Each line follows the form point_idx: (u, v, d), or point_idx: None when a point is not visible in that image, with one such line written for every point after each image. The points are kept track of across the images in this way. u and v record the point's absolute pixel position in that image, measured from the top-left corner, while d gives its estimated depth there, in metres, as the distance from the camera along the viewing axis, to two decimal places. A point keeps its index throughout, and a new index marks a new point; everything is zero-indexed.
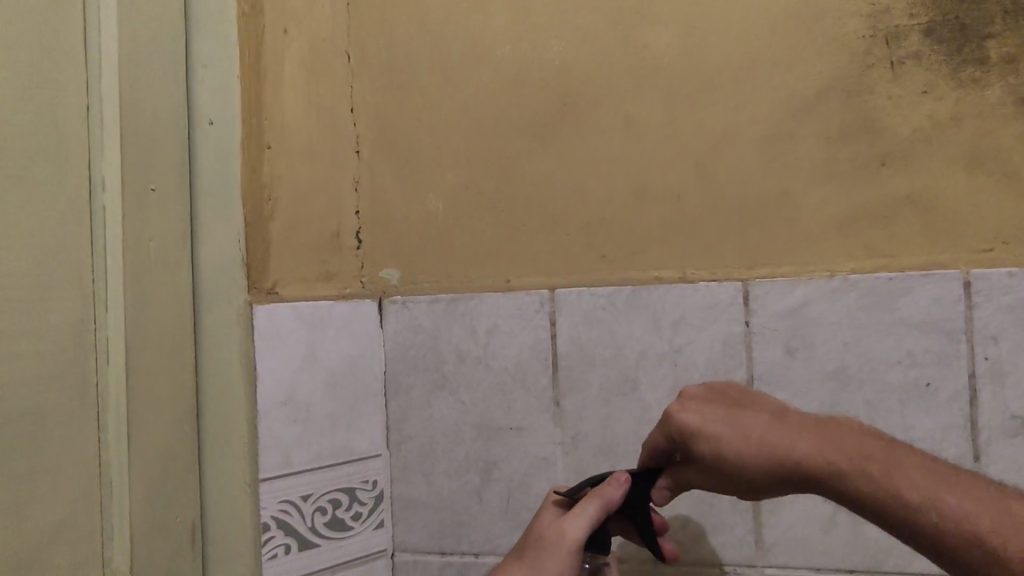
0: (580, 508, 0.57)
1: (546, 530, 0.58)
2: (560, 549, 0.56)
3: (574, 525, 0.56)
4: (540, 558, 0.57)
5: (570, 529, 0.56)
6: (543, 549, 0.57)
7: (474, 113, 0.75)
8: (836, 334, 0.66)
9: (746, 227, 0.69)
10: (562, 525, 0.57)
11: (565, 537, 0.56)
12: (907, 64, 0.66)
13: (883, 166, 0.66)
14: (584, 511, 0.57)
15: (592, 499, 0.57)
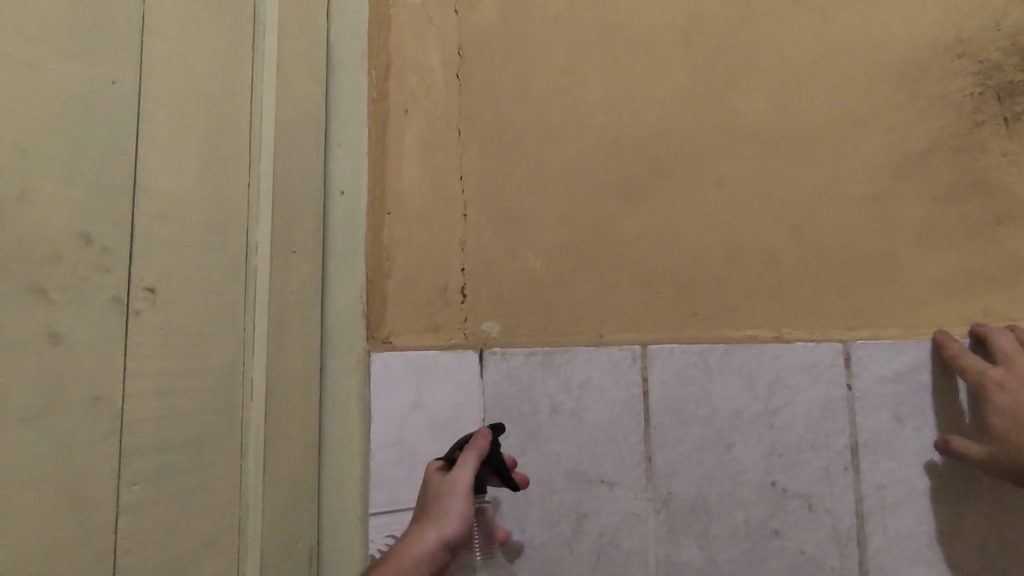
0: (463, 460, 0.69)
1: (440, 484, 0.69)
2: (458, 494, 0.67)
3: (462, 476, 0.68)
4: (443, 508, 0.67)
5: (460, 480, 0.68)
6: (444, 500, 0.67)
7: (572, 177, 0.80)
8: (950, 401, 0.63)
9: (849, 286, 0.68)
10: (452, 478, 0.68)
11: (457, 485, 0.68)
12: (1023, 119, 0.65)
13: (1000, 226, 0.64)
14: (466, 460, 0.68)
15: (469, 451, 0.69)
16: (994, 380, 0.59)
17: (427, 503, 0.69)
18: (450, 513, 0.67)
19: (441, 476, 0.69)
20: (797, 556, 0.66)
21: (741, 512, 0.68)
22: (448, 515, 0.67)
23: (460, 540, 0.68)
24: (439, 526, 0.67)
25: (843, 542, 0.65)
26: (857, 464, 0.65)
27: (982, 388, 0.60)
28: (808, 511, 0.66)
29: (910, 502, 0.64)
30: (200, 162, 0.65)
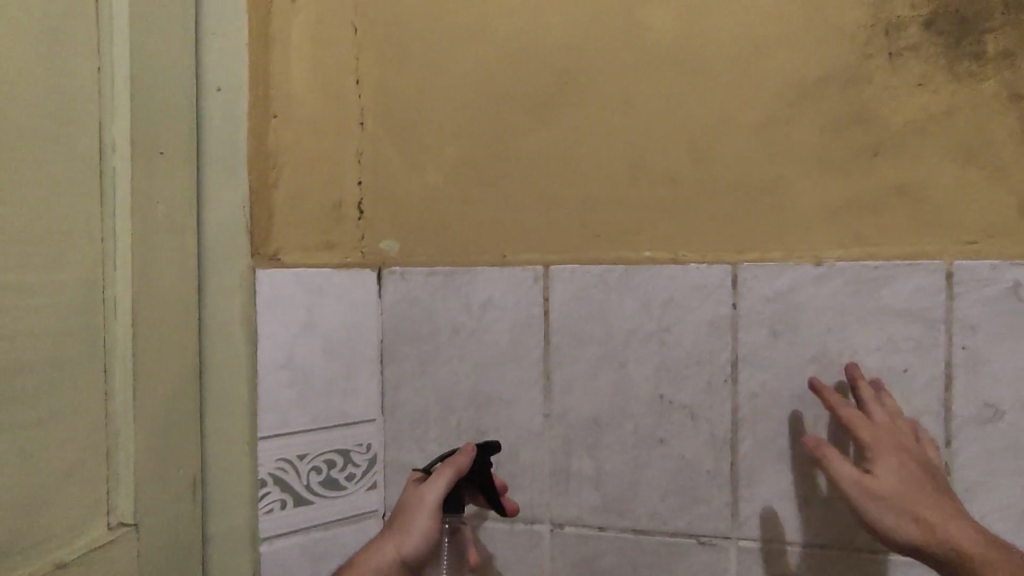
0: (437, 476, 0.66)
1: (411, 496, 0.67)
2: (424, 511, 0.66)
3: (431, 491, 0.66)
4: (408, 521, 0.66)
5: (428, 496, 0.66)
6: (408, 515, 0.66)
7: (477, 90, 0.76)
8: (822, 320, 0.67)
9: (740, 211, 0.70)
10: (423, 491, 0.66)
11: (423, 503, 0.66)
12: (906, 55, 0.67)
13: (876, 157, 0.67)
14: (439, 478, 0.66)
15: (445, 468, 0.66)
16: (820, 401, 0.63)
17: (398, 510, 0.68)
18: (413, 530, 0.66)
19: (412, 491, 0.68)
20: (677, 461, 0.71)
21: (630, 424, 0.72)
22: (412, 531, 0.66)
23: (419, 566, 0.67)
24: (402, 539, 0.66)
25: (718, 447, 0.70)
26: (736, 378, 0.69)
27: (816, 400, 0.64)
28: (690, 421, 0.70)
29: (778, 411, 0.68)
30: (25, 36, 0.55)
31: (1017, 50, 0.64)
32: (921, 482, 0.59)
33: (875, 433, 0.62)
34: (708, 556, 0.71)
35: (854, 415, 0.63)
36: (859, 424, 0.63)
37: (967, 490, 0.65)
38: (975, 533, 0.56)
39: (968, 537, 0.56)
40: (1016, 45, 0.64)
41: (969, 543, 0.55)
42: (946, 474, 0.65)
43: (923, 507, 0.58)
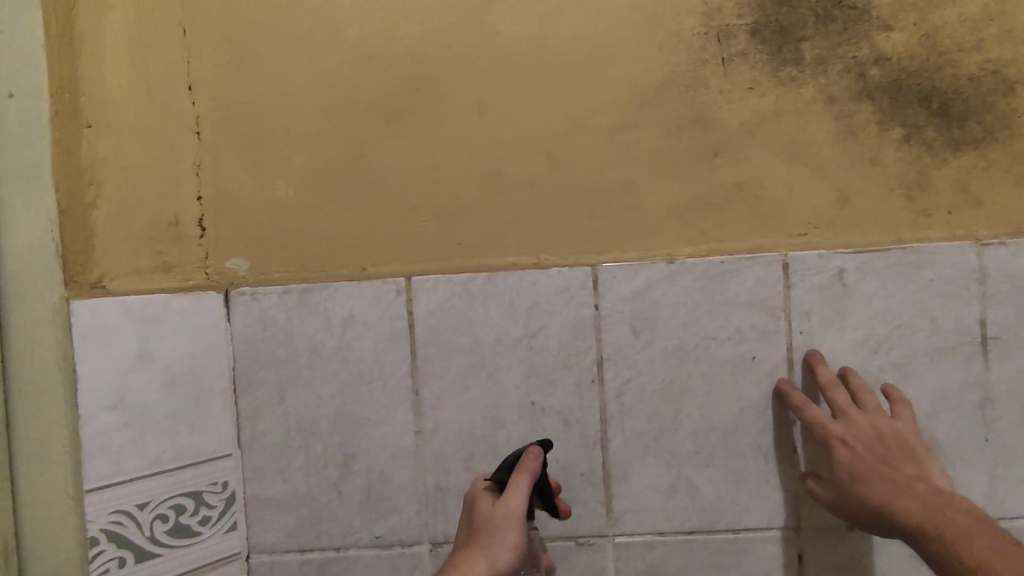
0: (514, 484, 0.61)
1: (490, 511, 0.60)
2: (512, 523, 0.59)
3: (515, 497, 0.60)
4: (496, 537, 0.58)
5: (514, 504, 0.59)
6: (494, 531, 0.59)
7: (324, 95, 0.72)
8: (677, 315, 0.70)
9: (598, 213, 0.71)
10: (505, 503, 0.60)
11: (512, 513, 0.59)
12: (736, 61, 0.71)
13: (716, 157, 0.71)
14: (520, 485, 0.60)
15: (521, 473, 0.61)
16: (830, 388, 0.67)
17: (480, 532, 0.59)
18: (502, 545, 0.58)
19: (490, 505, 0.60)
20: (551, 465, 0.71)
21: (503, 434, 0.71)
22: (500, 546, 0.58)
23: None
24: (492, 559, 0.57)
25: (590, 447, 0.71)
26: (602, 377, 0.70)
27: (824, 386, 0.67)
28: (562, 424, 0.71)
29: (642, 407, 0.70)
30: None
31: (828, 57, 0.70)
32: (902, 458, 0.64)
33: (863, 413, 0.65)
34: (587, 557, 0.71)
35: (843, 396, 0.66)
36: (846, 405, 0.66)
37: (811, 464, 0.70)
38: (959, 508, 0.59)
39: (952, 511, 0.59)
40: (828, 52, 0.70)
41: (951, 517, 0.59)
42: (792, 452, 0.70)
43: (907, 482, 0.62)
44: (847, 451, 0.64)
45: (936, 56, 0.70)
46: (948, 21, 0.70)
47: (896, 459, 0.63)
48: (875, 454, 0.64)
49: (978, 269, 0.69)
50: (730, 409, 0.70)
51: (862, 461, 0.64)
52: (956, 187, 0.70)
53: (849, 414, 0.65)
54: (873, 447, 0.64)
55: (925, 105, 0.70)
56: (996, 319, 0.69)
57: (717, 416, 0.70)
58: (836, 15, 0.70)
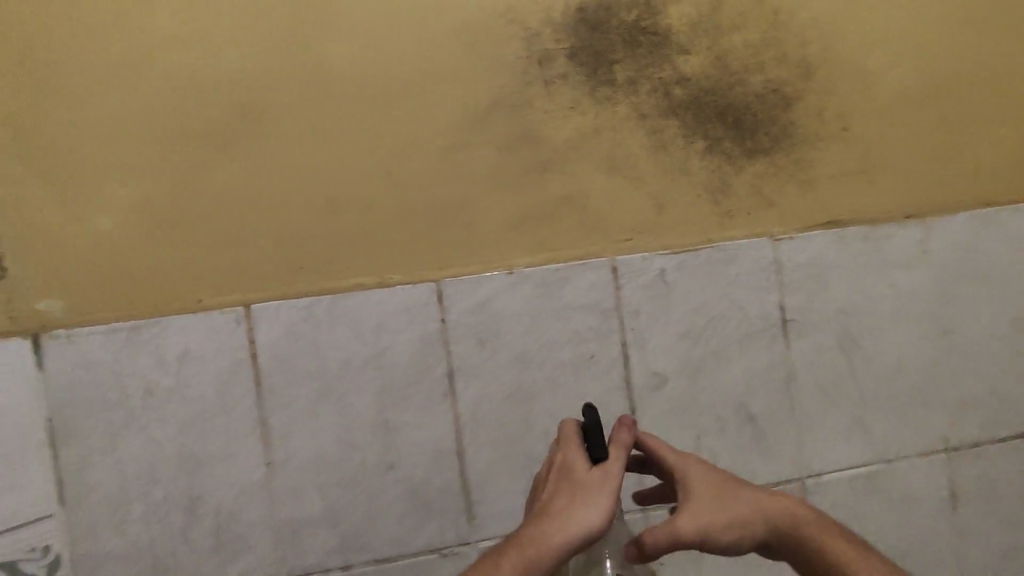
0: (614, 451, 0.58)
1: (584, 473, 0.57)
2: (609, 485, 0.56)
3: (615, 464, 0.57)
4: (591, 495, 0.55)
5: (613, 470, 0.57)
6: (592, 492, 0.55)
7: (142, 123, 0.68)
8: (520, 323, 0.74)
9: (437, 231, 0.74)
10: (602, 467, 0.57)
11: (609, 475, 0.56)
12: (557, 83, 0.76)
13: (545, 172, 0.76)
14: (621, 453, 0.58)
15: (617, 447, 0.59)
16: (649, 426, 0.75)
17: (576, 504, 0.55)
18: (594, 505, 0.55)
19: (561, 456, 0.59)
20: (409, 481, 0.72)
21: (358, 455, 0.71)
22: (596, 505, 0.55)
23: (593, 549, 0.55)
24: (587, 515, 0.54)
25: (445, 459, 0.72)
26: (453, 389, 0.72)
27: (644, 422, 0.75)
28: (417, 439, 0.72)
29: (493, 414, 0.73)
30: None
31: (638, 78, 0.77)
32: (741, 487, 0.60)
33: None
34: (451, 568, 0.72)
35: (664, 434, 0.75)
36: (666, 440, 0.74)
37: None
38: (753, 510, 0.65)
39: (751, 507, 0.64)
40: (637, 73, 0.77)
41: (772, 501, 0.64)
42: None
43: (745, 505, 0.59)
44: (687, 488, 0.60)
45: (728, 76, 0.79)
46: (735, 45, 0.79)
47: (735, 489, 0.60)
48: (715, 488, 0.60)
49: (774, 262, 0.79)
50: (575, 406, 0.74)
51: (705, 496, 0.59)
52: (752, 191, 0.79)
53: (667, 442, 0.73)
54: (708, 481, 0.60)
55: (722, 120, 0.79)
56: (792, 304, 0.79)
57: (564, 415, 0.74)
58: (642, 40, 0.77)
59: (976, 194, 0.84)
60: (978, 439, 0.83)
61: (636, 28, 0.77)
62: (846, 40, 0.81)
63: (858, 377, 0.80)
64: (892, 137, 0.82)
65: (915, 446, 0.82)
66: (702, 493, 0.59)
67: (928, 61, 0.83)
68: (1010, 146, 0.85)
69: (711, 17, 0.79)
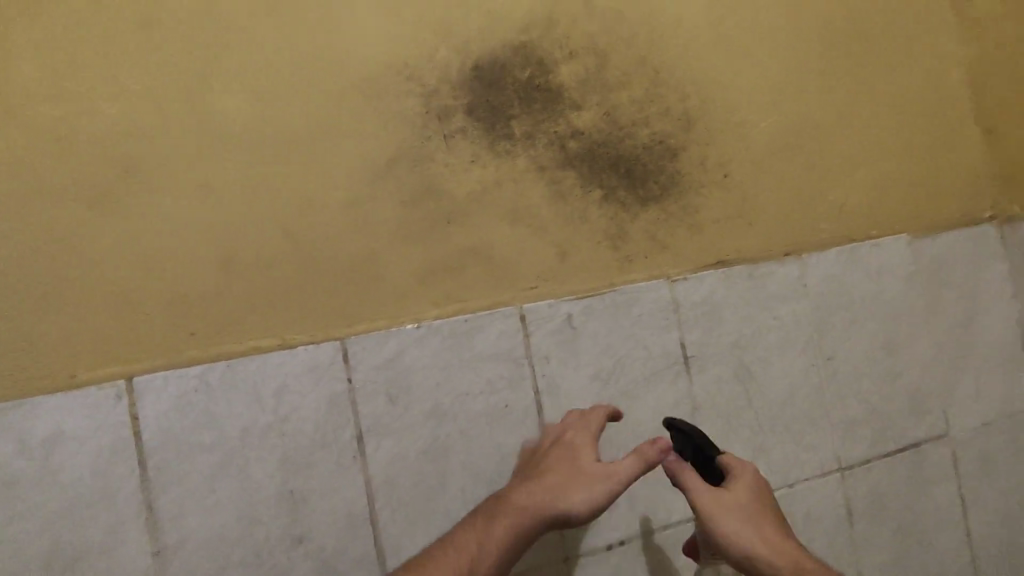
0: (750, 486, 0.71)
1: (721, 499, 0.69)
2: (734, 511, 0.69)
3: (741, 496, 0.70)
4: (725, 512, 0.69)
5: (738, 500, 0.70)
6: (726, 503, 0.69)
7: (10, 188, 0.64)
8: (430, 377, 0.73)
9: (341, 287, 0.72)
10: (733, 497, 0.70)
11: (735, 507, 0.69)
12: (456, 137, 0.78)
13: (449, 224, 0.77)
14: (735, 490, 0.70)
15: (756, 478, 0.72)
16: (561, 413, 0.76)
17: (562, 476, 0.70)
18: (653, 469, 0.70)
19: (558, 432, 0.74)
20: (319, 553, 0.67)
21: (262, 531, 0.66)
22: (724, 521, 0.68)
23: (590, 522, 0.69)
24: (716, 518, 0.69)
25: (357, 525, 0.69)
26: (363, 450, 0.69)
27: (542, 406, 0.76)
28: (326, 507, 0.68)
29: (407, 473, 0.71)
30: None
31: (534, 132, 0.81)
32: (766, 519, 0.69)
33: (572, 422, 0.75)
34: None
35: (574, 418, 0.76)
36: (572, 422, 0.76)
37: None
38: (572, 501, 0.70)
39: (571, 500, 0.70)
40: (533, 128, 0.81)
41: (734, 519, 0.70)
42: None
43: (772, 530, 0.69)
44: (733, 497, 0.70)
45: (617, 129, 0.84)
46: (622, 101, 0.85)
47: (767, 512, 0.70)
48: (756, 501, 0.70)
49: (672, 301, 0.83)
50: (490, 457, 0.74)
51: (741, 511, 0.69)
52: (647, 235, 0.84)
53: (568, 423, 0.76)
54: (752, 497, 0.70)
55: (615, 170, 0.83)
56: (691, 341, 0.83)
57: (480, 467, 0.73)
58: (535, 96, 0.81)
59: (841, 230, 0.93)
60: (864, 455, 0.90)
61: (530, 85, 0.81)
62: (719, 96, 0.89)
63: (756, 405, 0.85)
64: (766, 182, 0.90)
65: (810, 467, 0.87)
66: (739, 507, 0.69)
67: (790, 114, 0.93)
68: (865, 187, 0.95)
69: (599, 76, 0.84)
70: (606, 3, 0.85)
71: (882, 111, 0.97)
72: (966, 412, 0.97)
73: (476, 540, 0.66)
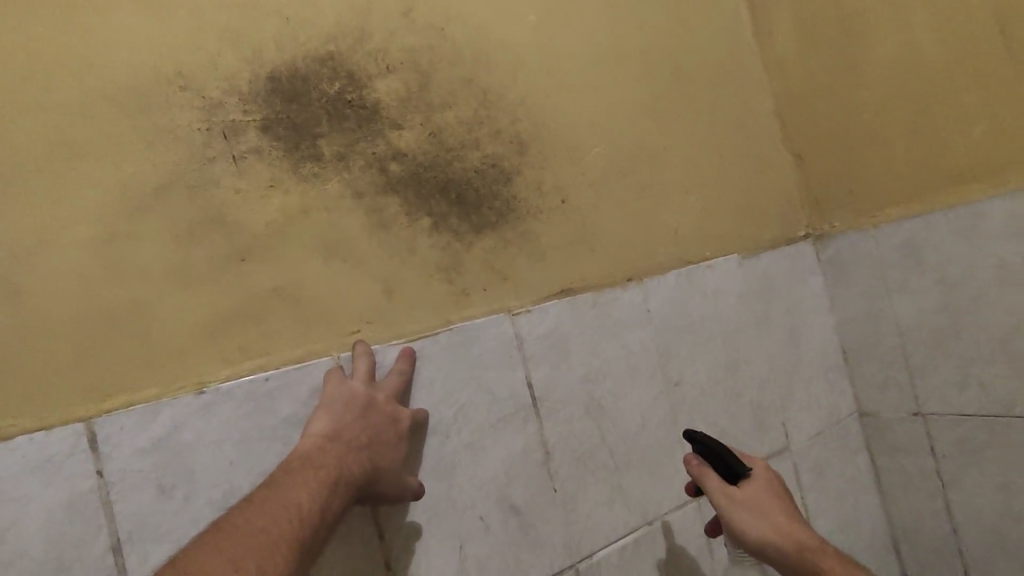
0: (764, 483, 0.69)
1: (740, 495, 0.68)
2: (754, 506, 0.67)
3: (758, 493, 0.68)
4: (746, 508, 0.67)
5: (755, 496, 0.67)
6: (746, 503, 0.67)
7: None
8: (219, 455, 0.58)
9: (88, 350, 0.56)
10: (749, 492, 0.68)
11: (754, 500, 0.67)
12: (249, 158, 0.65)
13: (243, 262, 0.63)
14: (753, 488, 0.68)
15: (769, 475, 0.70)
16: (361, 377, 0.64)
17: (375, 447, 0.62)
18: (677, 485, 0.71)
19: (367, 395, 0.63)
20: None
21: None
22: (747, 516, 0.66)
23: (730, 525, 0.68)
24: (737, 514, 0.67)
25: None
26: (123, 564, 0.53)
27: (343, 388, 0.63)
28: None
29: None
30: None
31: (348, 153, 0.70)
32: (784, 513, 0.66)
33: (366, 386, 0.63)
34: None
35: (365, 368, 0.64)
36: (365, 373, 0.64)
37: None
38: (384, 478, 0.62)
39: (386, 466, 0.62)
40: (346, 148, 0.70)
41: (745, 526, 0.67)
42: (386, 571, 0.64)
43: (788, 521, 0.66)
44: (744, 493, 0.68)
45: (445, 151, 0.76)
46: (449, 122, 0.77)
47: (787, 509, 0.67)
48: (772, 500, 0.68)
49: (515, 337, 0.75)
50: None
51: (752, 506, 0.67)
52: (484, 266, 0.76)
53: (365, 385, 0.63)
54: (766, 496, 0.68)
55: (445, 195, 0.75)
56: (538, 379, 0.76)
57: None
58: (349, 114, 0.71)
59: (677, 254, 0.93)
60: None
61: (341, 101, 0.70)
62: (550, 120, 0.86)
63: (609, 441, 0.80)
64: (604, 207, 0.88)
65: (670, 501, 0.83)
66: (749, 502, 0.67)
67: (622, 139, 0.92)
68: (696, 210, 0.97)
69: (422, 93, 0.76)
70: (426, 16, 0.78)
71: (705, 138, 1.00)
72: (801, 423, 1.00)
73: (286, 502, 0.53)
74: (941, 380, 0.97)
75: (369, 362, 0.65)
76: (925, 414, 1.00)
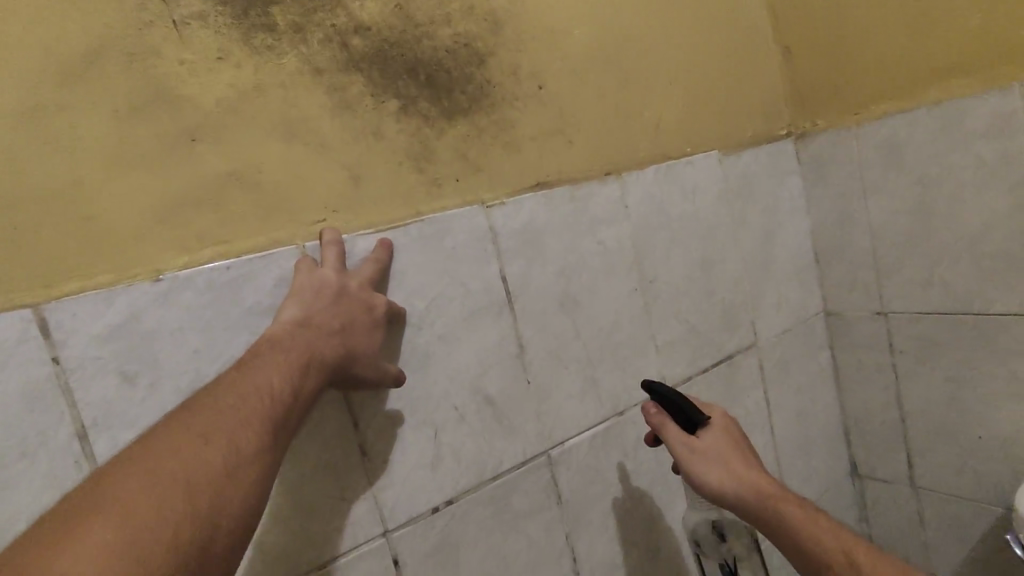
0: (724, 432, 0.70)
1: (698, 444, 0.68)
2: (713, 455, 0.68)
3: (717, 442, 0.68)
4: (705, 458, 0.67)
5: (714, 445, 0.68)
6: (705, 452, 0.68)
7: None
8: (183, 345, 0.57)
9: (29, 234, 0.51)
10: (708, 442, 0.68)
11: (713, 448, 0.68)
12: (192, 25, 0.58)
13: (195, 142, 0.58)
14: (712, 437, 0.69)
15: (729, 425, 0.71)
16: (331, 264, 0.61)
17: (349, 333, 0.60)
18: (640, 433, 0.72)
19: (339, 281, 0.60)
20: None
21: None
22: (706, 466, 0.67)
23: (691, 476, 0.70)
24: (697, 464, 0.67)
25: None
26: (90, 450, 0.53)
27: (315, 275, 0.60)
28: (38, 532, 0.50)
29: None
30: None
31: (304, 25, 0.63)
32: (743, 459, 0.67)
33: (337, 272, 0.61)
34: None
35: (334, 255, 0.62)
36: (335, 260, 0.62)
37: (385, 461, 0.66)
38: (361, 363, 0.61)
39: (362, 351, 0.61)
40: (302, 19, 0.63)
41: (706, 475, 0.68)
42: (363, 457, 0.64)
43: (744, 468, 0.66)
44: (702, 443, 0.69)
45: (413, 27, 0.70)
46: None
47: (745, 456, 0.68)
48: (731, 448, 0.68)
49: (489, 230, 0.73)
50: None
51: (709, 455, 0.68)
52: (457, 155, 0.72)
53: (335, 272, 0.61)
54: (725, 444, 0.69)
55: (414, 77, 0.70)
56: (512, 273, 0.75)
57: None
58: None
59: (657, 148, 0.90)
60: (685, 373, 0.91)
61: None
62: None
63: (583, 335, 0.80)
64: (583, 96, 0.83)
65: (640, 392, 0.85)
66: (706, 451, 0.68)
67: (604, 22, 0.85)
68: (679, 103, 0.92)
69: None
70: None
71: (692, 25, 0.94)
72: (770, 321, 1.02)
73: (257, 384, 0.51)
74: (906, 280, 0.99)
75: (338, 250, 0.62)
76: (888, 312, 1.03)
